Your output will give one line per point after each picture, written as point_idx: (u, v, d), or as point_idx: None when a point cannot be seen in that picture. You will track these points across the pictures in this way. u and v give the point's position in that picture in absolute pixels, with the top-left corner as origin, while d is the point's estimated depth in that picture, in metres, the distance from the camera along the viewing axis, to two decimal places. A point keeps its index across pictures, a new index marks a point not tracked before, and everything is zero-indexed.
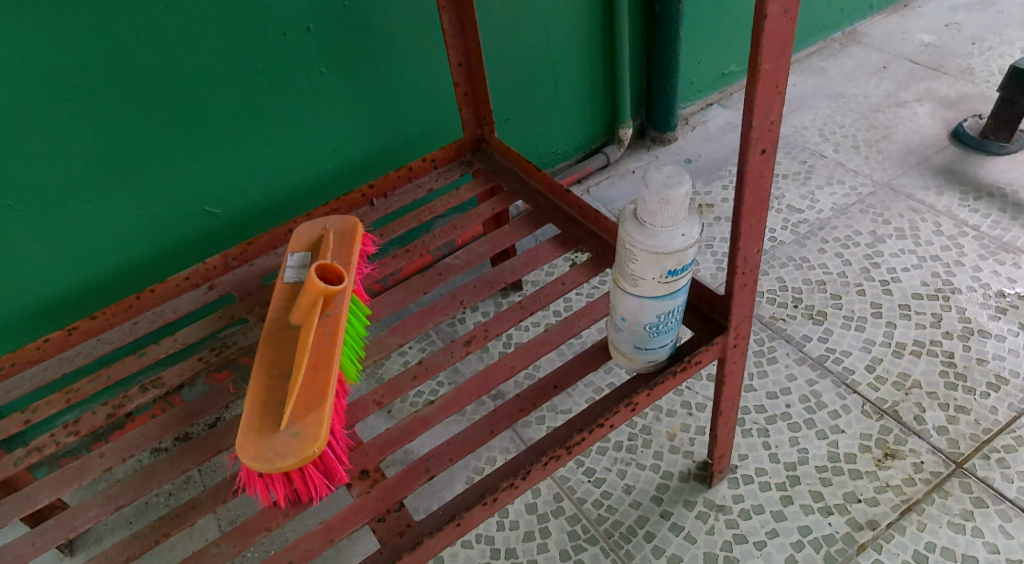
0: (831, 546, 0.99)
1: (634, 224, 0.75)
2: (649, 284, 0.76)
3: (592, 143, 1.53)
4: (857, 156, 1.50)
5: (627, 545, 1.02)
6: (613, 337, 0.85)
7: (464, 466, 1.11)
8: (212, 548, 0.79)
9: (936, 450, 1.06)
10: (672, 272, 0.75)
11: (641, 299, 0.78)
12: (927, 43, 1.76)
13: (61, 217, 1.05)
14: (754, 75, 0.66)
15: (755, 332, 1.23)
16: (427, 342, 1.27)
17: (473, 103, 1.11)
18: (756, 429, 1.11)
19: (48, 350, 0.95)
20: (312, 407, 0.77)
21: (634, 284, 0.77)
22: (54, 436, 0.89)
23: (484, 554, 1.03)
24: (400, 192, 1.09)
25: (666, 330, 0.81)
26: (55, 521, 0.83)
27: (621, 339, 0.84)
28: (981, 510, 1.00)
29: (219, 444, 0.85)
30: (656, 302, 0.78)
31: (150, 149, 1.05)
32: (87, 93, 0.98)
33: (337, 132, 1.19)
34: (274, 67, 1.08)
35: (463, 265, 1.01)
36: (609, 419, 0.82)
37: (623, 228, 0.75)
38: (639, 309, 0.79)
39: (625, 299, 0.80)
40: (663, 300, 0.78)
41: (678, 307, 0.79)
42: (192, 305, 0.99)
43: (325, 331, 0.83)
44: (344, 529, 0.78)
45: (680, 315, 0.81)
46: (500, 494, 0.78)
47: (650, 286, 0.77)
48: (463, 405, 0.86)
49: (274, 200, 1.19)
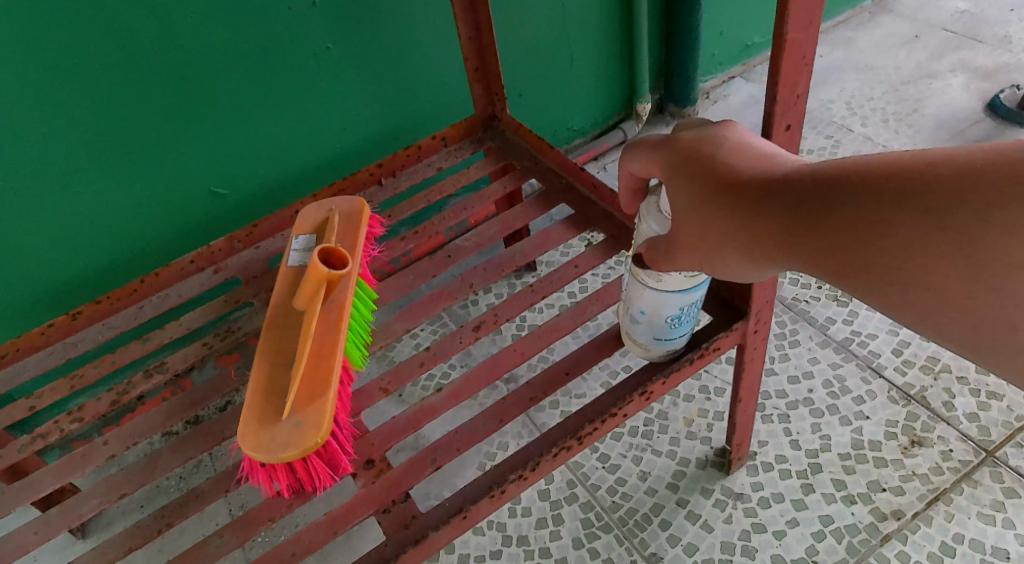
0: (854, 537, 0.95)
1: (657, 218, 0.70)
2: (675, 279, 0.72)
3: (609, 119, 1.49)
4: (887, 131, 1.44)
5: (642, 534, 0.99)
6: (627, 328, 0.80)
7: (476, 452, 1.09)
8: (216, 539, 0.77)
9: (966, 438, 1.02)
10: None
11: (663, 294, 0.73)
12: (963, 10, 1.68)
13: (64, 200, 1.03)
14: (779, 45, 0.62)
15: (777, 314, 1.19)
16: (439, 325, 1.25)
17: (484, 78, 1.07)
18: (776, 415, 1.08)
19: (52, 335, 0.94)
20: (315, 396, 0.75)
21: (657, 279, 0.72)
22: (58, 423, 0.88)
23: (495, 542, 1.01)
24: (409, 172, 1.06)
25: (686, 320, 0.77)
26: (58, 510, 0.81)
27: (637, 331, 0.79)
28: (1013, 501, 0.96)
29: (223, 431, 0.84)
30: (680, 295, 0.73)
31: (155, 129, 1.03)
32: (86, 74, 0.95)
33: (345, 110, 1.16)
34: (279, 43, 1.05)
35: (473, 247, 0.97)
36: (621, 409, 0.79)
37: (647, 222, 0.70)
38: (660, 303, 0.74)
39: (645, 295, 0.74)
40: (686, 293, 0.73)
41: (699, 298, 0.75)
42: (198, 289, 0.97)
43: (329, 318, 0.80)
44: (348, 520, 0.76)
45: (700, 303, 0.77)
46: (508, 487, 0.75)
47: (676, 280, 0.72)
48: (471, 392, 0.84)
49: (283, 180, 1.17)
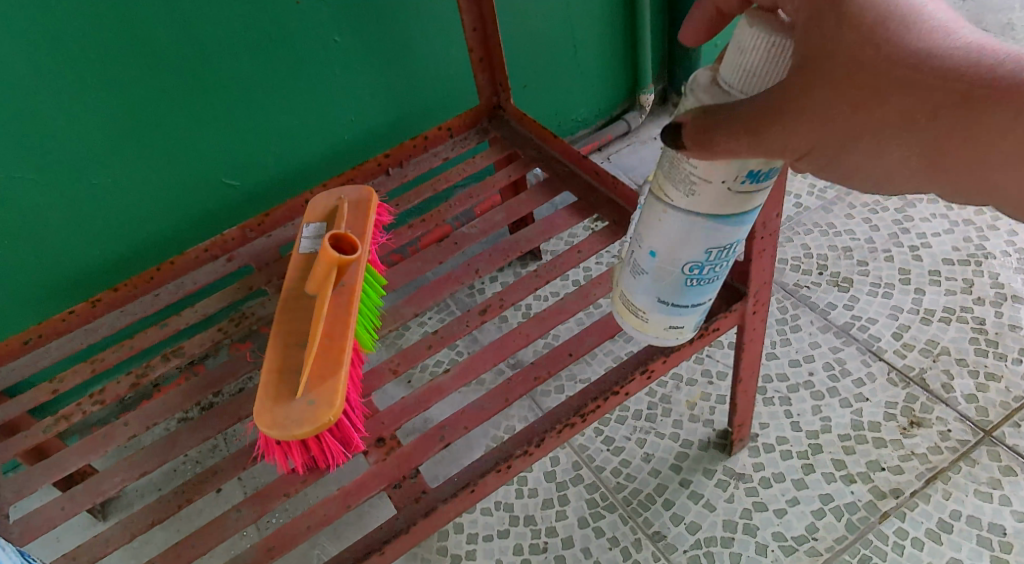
0: (853, 515, 0.98)
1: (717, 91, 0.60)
2: (711, 190, 0.63)
3: (612, 110, 1.51)
4: None
5: (646, 513, 1.02)
6: (630, 286, 0.73)
7: (483, 434, 1.12)
8: (234, 513, 0.80)
9: (964, 418, 1.04)
10: (752, 175, 0.62)
11: (689, 216, 0.65)
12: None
13: (82, 190, 1.06)
14: None
15: (779, 299, 1.21)
16: (446, 312, 1.28)
17: (488, 68, 1.10)
18: (778, 397, 1.10)
19: (73, 322, 0.97)
20: (327, 375, 0.78)
21: (688, 192, 0.64)
22: (80, 405, 0.91)
23: (503, 521, 1.04)
24: (416, 161, 1.09)
25: (704, 276, 0.69)
26: (82, 487, 0.85)
27: (642, 285, 0.72)
28: (1010, 479, 0.98)
29: (239, 412, 0.87)
30: (709, 229, 0.65)
31: (168, 121, 1.06)
32: (102, 67, 0.98)
33: (353, 101, 1.19)
34: (289, 36, 1.07)
35: (479, 234, 1.00)
36: (623, 387, 0.81)
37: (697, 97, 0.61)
38: (684, 231, 0.66)
39: (666, 222, 0.67)
40: (716, 224, 0.65)
41: (729, 243, 0.67)
42: (212, 276, 1.00)
43: (340, 301, 0.83)
44: (361, 494, 0.79)
45: (724, 261, 0.69)
46: (515, 462, 0.78)
47: (713, 192, 0.63)
48: (478, 373, 0.86)
49: (293, 170, 1.20)
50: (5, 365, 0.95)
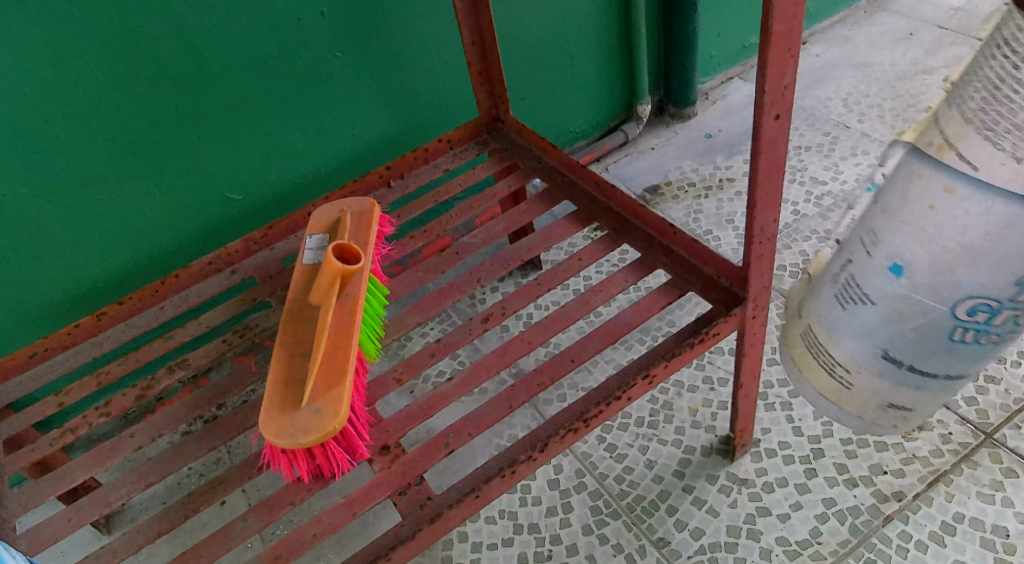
0: (856, 518, 0.98)
1: None
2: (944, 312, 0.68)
3: (610, 120, 1.52)
4: (883, 126, 1.47)
5: (650, 519, 1.02)
6: (862, 378, 0.77)
7: (486, 443, 1.13)
8: (240, 522, 0.81)
9: (964, 421, 1.05)
10: None
11: (911, 296, 0.69)
12: (957, 7, 1.71)
13: (87, 206, 1.07)
14: (766, 37, 0.65)
15: (778, 305, 1.22)
16: (447, 322, 1.28)
17: (487, 80, 1.11)
18: (779, 403, 1.11)
19: (79, 335, 0.98)
20: (332, 384, 0.79)
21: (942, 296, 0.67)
22: (86, 417, 0.92)
23: (507, 530, 1.04)
24: (417, 173, 1.10)
25: (992, 327, 0.68)
26: (89, 499, 0.85)
27: (873, 379, 0.76)
28: (1012, 480, 0.98)
29: (244, 422, 0.88)
30: (920, 299, 0.68)
31: (172, 136, 1.07)
32: (107, 83, 0.99)
33: (353, 115, 1.20)
34: (290, 51, 1.09)
35: (480, 244, 1.01)
36: (626, 393, 0.82)
37: None
38: (902, 301, 0.69)
39: (882, 280, 0.70)
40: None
41: (958, 303, 0.67)
42: (217, 288, 1.01)
43: (344, 311, 0.84)
44: (366, 502, 0.80)
45: (992, 319, 0.67)
46: (519, 467, 0.78)
47: None
48: (481, 380, 0.87)
49: (295, 184, 1.21)
50: (11, 380, 0.96)
